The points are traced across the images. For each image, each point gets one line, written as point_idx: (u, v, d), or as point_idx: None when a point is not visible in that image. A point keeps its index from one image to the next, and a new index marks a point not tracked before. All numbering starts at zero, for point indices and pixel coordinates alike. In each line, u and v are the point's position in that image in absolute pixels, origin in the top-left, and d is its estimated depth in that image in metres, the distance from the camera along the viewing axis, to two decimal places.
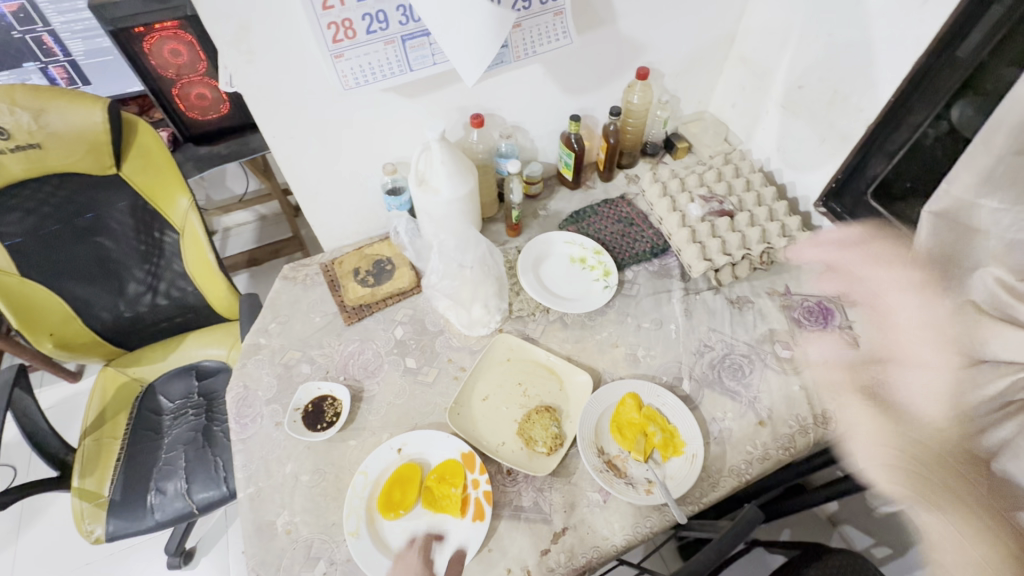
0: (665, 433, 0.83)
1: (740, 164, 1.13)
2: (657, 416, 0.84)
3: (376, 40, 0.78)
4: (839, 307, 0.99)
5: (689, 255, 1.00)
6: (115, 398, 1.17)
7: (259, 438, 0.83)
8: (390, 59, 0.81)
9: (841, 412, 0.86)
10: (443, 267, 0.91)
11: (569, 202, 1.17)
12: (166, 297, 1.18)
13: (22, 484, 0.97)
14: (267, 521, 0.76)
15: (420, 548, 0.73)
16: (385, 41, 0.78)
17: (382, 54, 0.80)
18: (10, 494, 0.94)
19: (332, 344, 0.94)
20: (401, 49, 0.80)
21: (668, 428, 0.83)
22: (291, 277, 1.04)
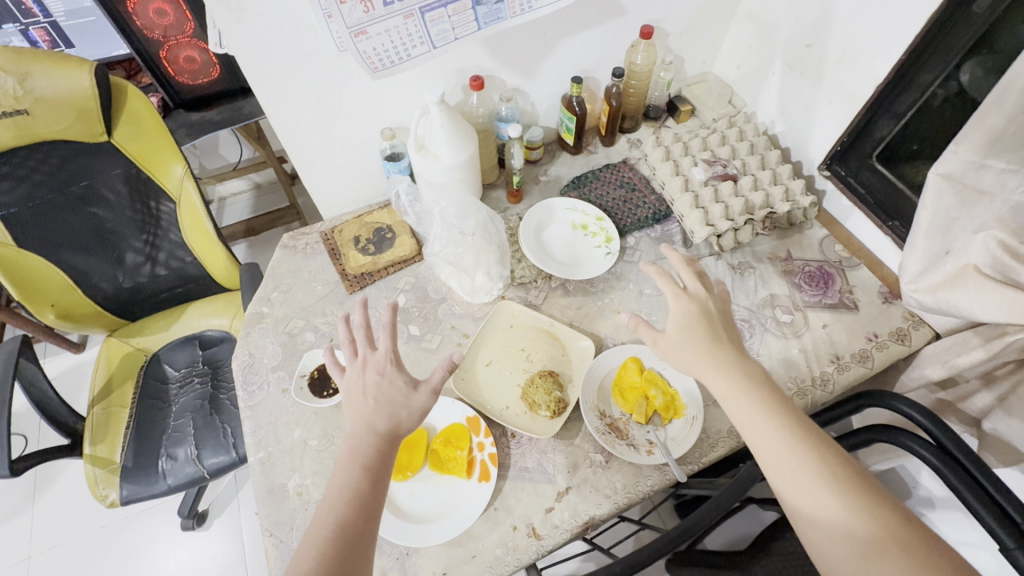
0: (666, 397, 0.84)
1: (744, 127, 1.11)
2: (659, 379, 0.85)
3: (394, 13, 0.76)
4: (840, 271, 1.00)
5: (691, 221, 0.99)
6: (120, 368, 1.18)
7: (267, 404, 0.85)
8: (411, 33, 0.80)
9: (838, 373, 0.88)
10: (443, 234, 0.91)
11: (570, 167, 1.15)
12: (165, 267, 1.18)
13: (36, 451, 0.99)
14: (278, 484, 0.78)
15: (387, 353, 0.70)
16: (403, 14, 0.77)
17: (402, 28, 0.79)
18: (25, 460, 0.96)
19: (335, 313, 0.94)
20: (421, 22, 0.79)
21: (669, 392, 0.84)
22: (291, 246, 1.03)
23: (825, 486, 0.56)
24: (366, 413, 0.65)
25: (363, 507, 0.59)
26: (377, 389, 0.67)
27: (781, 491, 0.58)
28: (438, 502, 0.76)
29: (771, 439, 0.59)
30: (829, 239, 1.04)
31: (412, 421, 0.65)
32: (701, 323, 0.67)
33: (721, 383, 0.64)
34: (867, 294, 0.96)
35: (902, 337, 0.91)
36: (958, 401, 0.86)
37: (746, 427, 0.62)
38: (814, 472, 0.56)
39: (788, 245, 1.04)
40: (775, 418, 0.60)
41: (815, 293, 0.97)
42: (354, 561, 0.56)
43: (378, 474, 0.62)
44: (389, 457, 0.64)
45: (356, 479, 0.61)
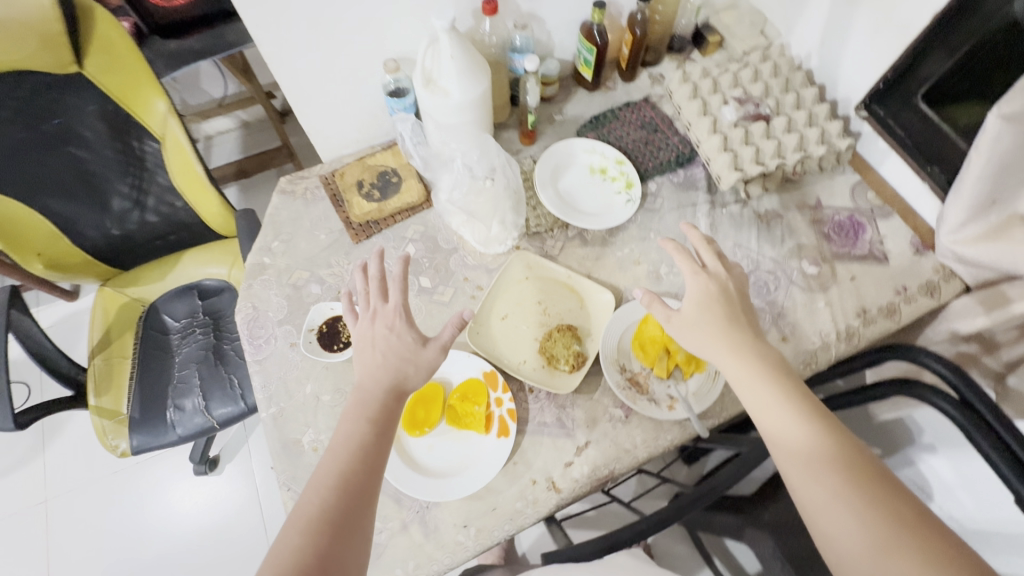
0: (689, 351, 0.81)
1: (779, 61, 1.02)
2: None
3: None
4: (871, 221, 0.95)
5: (719, 165, 0.93)
6: (118, 319, 1.14)
7: (276, 358, 0.82)
8: None
9: (864, 328, 0.85)
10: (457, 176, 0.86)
11: (587, 106, 1.06)
12: (155, 214, 1.11)
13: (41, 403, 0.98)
14: (293, 439, 0.76)
15: (396, 307, 0.67)
16: None
17: None
18: (31, 413, 0.95)
19: (341, 264, 0.89)
20: None
21: None
22: (290, 191, 0.96)
23: (838, 474, 0.53)
24: (373, 368, 0.64)
25: (365, 465, 0.57)
26: (386, 344, 0.65)
27: (792, 478, 0.55)
28: (457, 457, 0.75)
29: (784, 425, 0.57)
30: (861, 185, 0.99)
31: (419, 382, 0.64)
32: (720, 302, 0.65)
33: (734, 365, 0.62)
34: (898, 245, 0.92)
35: (931, 290, 0.88)
36: (982, 355, 0.85)
37: (759, 411, 0.59)
38: (827, 461, 0.54)
39: (817, 192, 0.98)
40: (788, 404, 0.58)
41: (844, 244, 0.92)
42: (354, 518, 0.54)
43: (382, 432, 0.60)
44: (396, 412, 0.62)
45: (362, 430, 0.59)
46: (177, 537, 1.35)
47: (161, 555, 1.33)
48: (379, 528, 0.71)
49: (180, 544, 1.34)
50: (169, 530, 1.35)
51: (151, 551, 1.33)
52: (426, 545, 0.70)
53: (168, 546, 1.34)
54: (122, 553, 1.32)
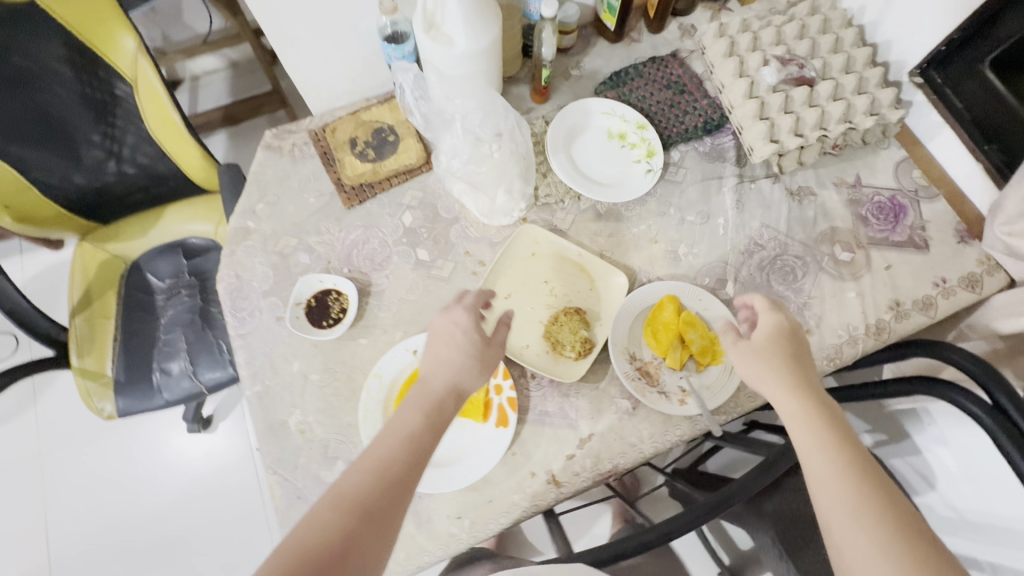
0: (704, 341, 0.75)
1: (828, 16, 0.89)
2: (697, 321, 0.75)
3: None
4: (914, 203, 0.86)
5: (751, 134, 0.83)
6: (99, 277, 1.07)
7: (260, 333, 0.76)
8: None
9: (896, 322, 0.79)
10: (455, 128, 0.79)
11: (607, 60, 0.95)
12: (132, 164, 1.02)
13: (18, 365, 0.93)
14: (279, 421, 0.72)
15: (467, 305, 0.65)
16: None
17: None
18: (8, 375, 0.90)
19: (331, 231, 0.82)
20: None
21: (708, 335, 0.75)
22: (276, 146, 0.87)
23: (886, 529, 0.47)
24: (435, 362, 0.60)
25: (408, 460, 0.52)
26: (455, 341, 0.61)
27: (831, 523, 0.50)
28: (452, 446, 0.71)
29: (834, 468, 0.51)
30: (906, 162, 0.89)
31: (477, 379, 0.60)
32: (794, 342, 0.61)
33: (787, 400, 0.57)
34: (940, 232, 0.84)
35: (972, 283, 0.80)
36: (1018, 355, 0.78)
37: (805, 448, 0.54)
38: (875, 514, 0.48)
39: (858, 167, 0.88)
40: (840, 448, 0.52)
41: (882, 228, 0.84)
42: (383, 516, 0.48)
43: (427, 435, 0.54)
44: (448, 411, 0.57)
45: (413, 418, 0.55)
46: (176, 488, 1.35)
47: (161, 505, 1.33)
48: None
49: (179, 495, 1.34)
50: (168, 482, 1.35)
51: (150, 501, 1.33)
52: (417, 536, 0.67)
53: (168, 497, 1.34)
54: (122, 502, 1.33)
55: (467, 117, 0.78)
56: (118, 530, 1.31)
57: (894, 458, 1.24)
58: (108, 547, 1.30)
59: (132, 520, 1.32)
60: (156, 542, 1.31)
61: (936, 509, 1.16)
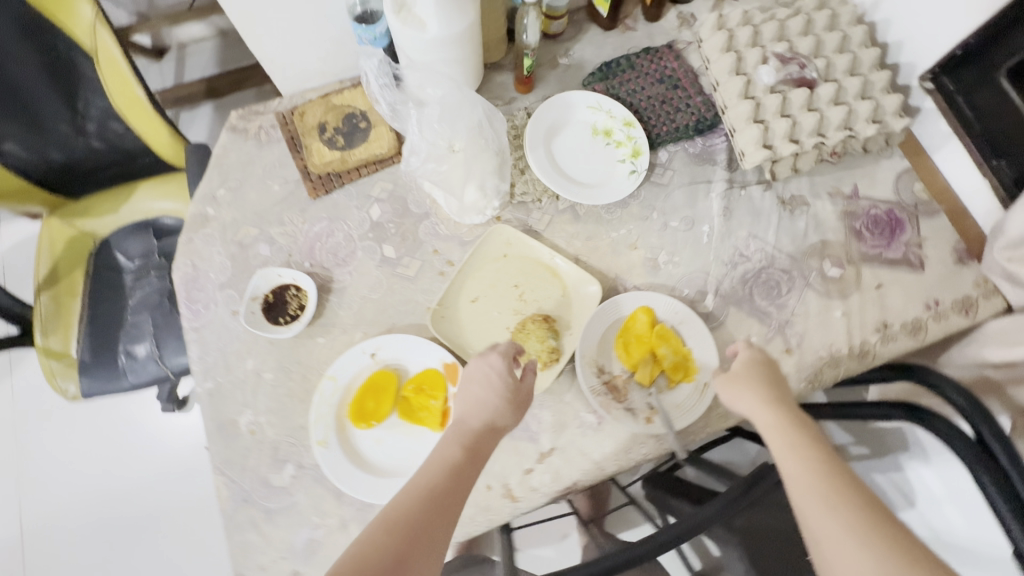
0: (677, 356, 0.71)
1: (838, 10, 0.83)
2: (671, 336, 0.72)
3: None
4: (913, 218, 0.81)
5: (744, 138, 0.78)
6: (66, 254, 1.04)
7: (215, 327, 0.73)
8: None
9: (881, 345, 0.75)
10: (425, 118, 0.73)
11: (598, 49, 0.89)
12: (98, 139, 0.97)
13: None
14: (230, 420, 0.70)
15: (505, 351, 0.65)
16: None
17: None
18: None
19: (294, 222, 0.78)
20: None
21: (681, 351, 0.72)
22: (241, 129, 0.83)
23: (853, 511, 0.51)
24: (473, 405, 0.61)
25: (450, 488, 0.54)
26: (490, 382, 0.62)
27: (806, 512, 0.53)
28: (407, 454, 0.68)
29: (803, 464, 0.55)
30: (909, 173, 0.84)
31: (512, 421, 0.61)
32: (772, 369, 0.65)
33: (765, 413, 0.61)
34: (938, 250, 0.79)
35: (967, 307, 0.76)
36: (1008, 385, 0.74)
37: (778, 452, 0.57)
38: (843, 497, 0.52)
39: (856, 177, 0.83)
40: (807, 445, 0.57)
41: (875, 244, 0.79)
42: (427, 540, 0.50)
43: (467, 467, 0.56)
44: (485, 445, 0.59)
45: (452, 450, 0.57)
46: (151, 466, 1.25)
47: (134, 483, 1.24)
48: (316, 524, 0.66)
49: (154, 473, 1.25)
50: (142, 460, 1.25)
51: (124, 479, 1.24)
52: None
53: (143, 473, 1.25)
54: (94, 479, 1.24)
55: (436, 111, 0.72)
56: (89, 506, 1.23)
57: (875, 473, 1.20)
58: (79, 524, 1.22)
59: (104, 497, 1.23)
60: (126, 521, 1.22)
61: (915, 526, 1.13)
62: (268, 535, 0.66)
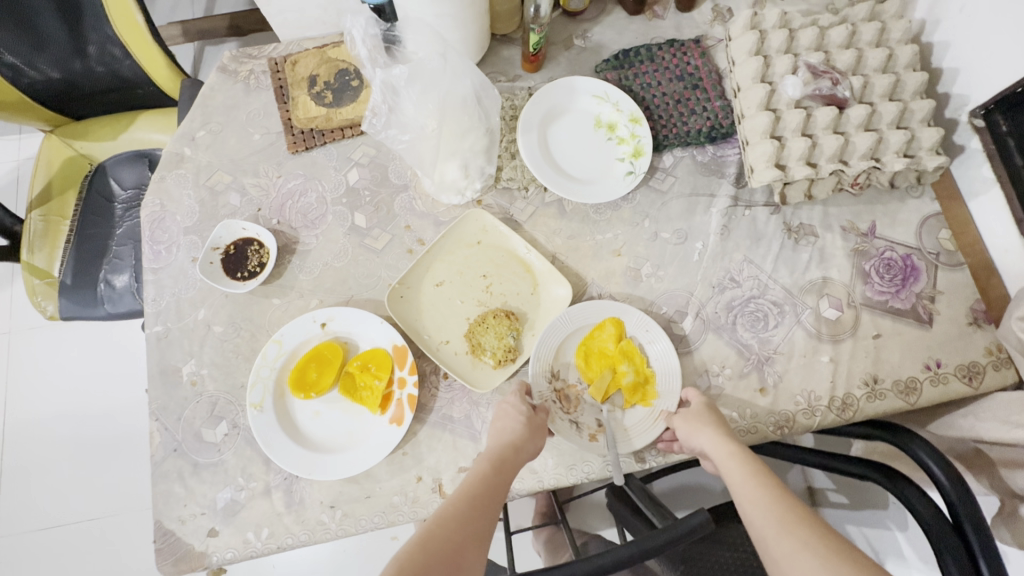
0: (637, 377, 0.66)
1: (889, 25, 0.74)
2: (635, 354, 0.67)
3: None
4: (931, 268, 0.73)
5: (755, 153, 0.72)
6: (62, 172, 1.05)
7: (174, 272, 0.72)
8: None
9: (867, 401, 0.68)
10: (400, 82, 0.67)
11: (619, 34, 0.83)
12: (99, 65, 0.95)
13: None
14: (173, 367, 0.69)
15: (519, 388, 0.66)
16: None
17: None
18: None
19: (269, 175, 0.76)
20: None
21: (643, 372, 0.67)
22: (231, 71, 0.80)
23: (815, 534, 0.49)
24: (497, 431, 0.61)
25: (483, 500, 0.54)
26: (513, 412, 0.62)
27: (765, 538, 0.51)
28: (344, 432, 0.66)
29: (759, 491, 0.54)
30: (938, 218, 0.75)
31: (536, 448, 0.60)
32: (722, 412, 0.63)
33: (722, 445, 0.58)
34: (951, 308, 0.71)
35: (971, 375, 0.69)
36: (999, 465, 0.67)
37: (735, 485, 0.56)
38: (799, 521, 0.50)
39: (876, 213, 0.75)
40: (762, 472, 0.55)
41: (882, 290, 0.72)
42: (464, 544, 0.49)
43: (495, 481, 0.56)
44: (515, 462, 0.58)
45: (480, 469, 0.57)
46: (131, 396, 1.26)
47: (111, 409, 1.25)
48: (240, 485, 0.65)
49: (132, 403, 1.26)
50: (122, 388, 1.27)
51: (103, 403, 1.26)
52: (284, 516, 0.64)
53: (121, 401, 1.26)
54: (75, 398, 1.26)
55: (405, 74, 0.66)
56: (65, 422, 1.24)
57: (849, 524, 1.15)
58: (52, 438, 1.23)
59: (82, 418, 1.25)
60: (98, 444, 1.23)
61: None
62: (191, 489, 0.65)
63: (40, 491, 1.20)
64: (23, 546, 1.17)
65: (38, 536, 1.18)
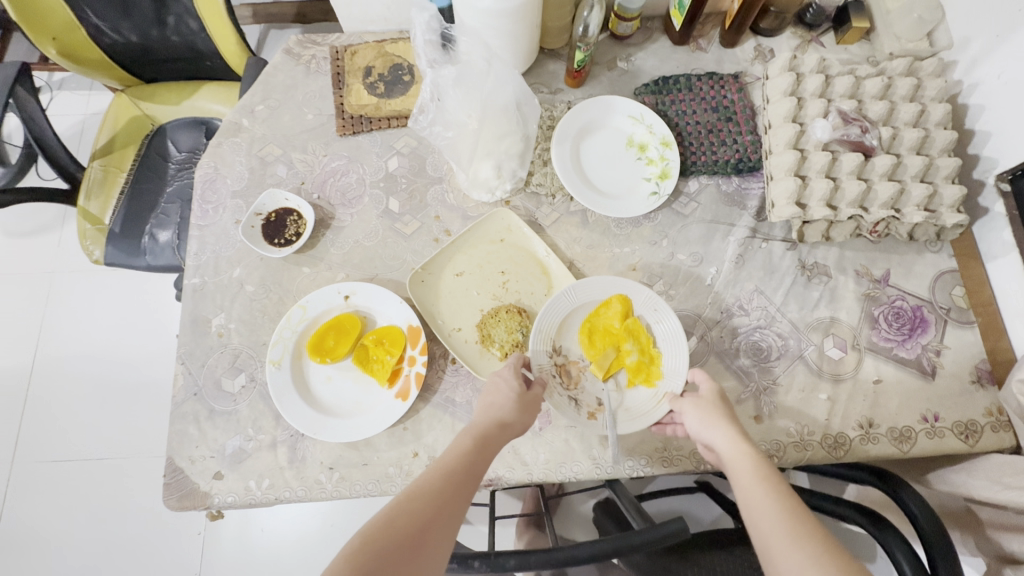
0: (642, 357, 0.68)
1: (925, 82, 0.77)
2: (641, 332, 0.69)
3: None
4: (940, 322, 0.74)
5: (779, 189, 0.74)
6: (126, 129, 1.13)
7: (217, 231, 0.77)
8: None
9: (860, 443, 0.69)
10: (453, 81, 0.72)
11: (662, 61, 0.86)
12: (175, 35, 1.03)
13: (44, 193, 0.99)
14: (203, 318, 0.74)
15: (516, 359, 0.67)
16: None
17: None
18: (30, 195, 0.96)
19: (315, 153, 0.81)
20: None
21: (649, 352, 0.69)
22: (295, 54, 0.86)
23: (824, 551, 0.46)
24: (487, 406, 0.62)
25: (464, 477, 0.54)
26: (504, 388, 0.63)
27: (772, 548, 0.48)
28: (352, 400, 0.70)
29: (769, 498, 0.51)
30: (954, 274, 0.76)
31: (523, 425, 0.61)
32: (732, 411, 0.62)
33: (731, 447, 0.57)
34: (956, 364, 0.72)
35: (968, 433, 0.69)
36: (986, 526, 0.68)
37: (743, 489, 0.54)
38: (810, 535, 0.48)
39: (891, 262, 0.77)
40: (773, 479, 0.53)
41: (889, 337, 0.73)
42: (439, 521, 0.50)
43: (478, 457, 0.57)
44: (499, 440, 0.59)
45: (465, 445, 0.57)
46: (157, 346, 1.33)
47: (136, 356, 1.32)
48: (249, 436, 0.69)
49: (155, 352, 1.33)
50: (149, 337, 1.34)
51: (129, 349, 1.32)
52: (286, 470, 0.68)
53: (146, 351, 1.33)
54: (105, 340, 1.33)
55: (455, 76, 0.70)
56: (93, 362, 1.31)
57: None
58: (78, 376, 1.30)
59: (108, 360, 1.31)
60: (119, 387, 1.30)
61: None
62: (204, 432, 0.69)
63: (60, 424, 1.27)
64: (37, 476, 1.23)
65: (52, 467, 1.24)
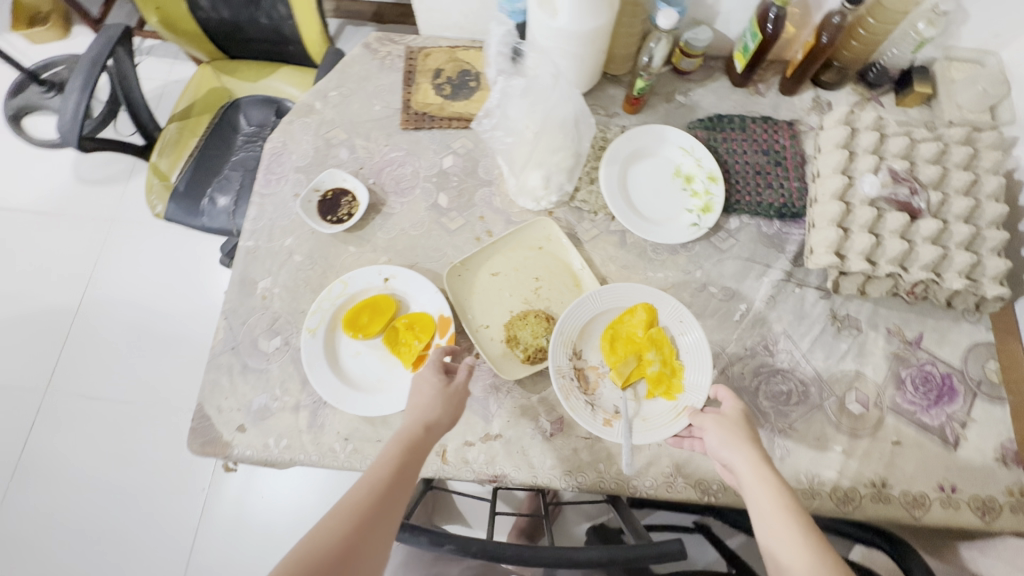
0: (664, 369, 0.70)
1: (981, 153, 0.77)
2: (665, 343, 0.70)
3: None
4: (970, 394, 0.73)
5: (818, 237, 0.75)
6: (204, 99, 1.22)
7: (276, 201, 0.82)
8: None
9: (871, 502, 0.68)
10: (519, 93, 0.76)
11: (719, 100, 0.89)
12: (265, 17, 1.09)
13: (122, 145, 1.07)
14: (251, 279, 0.78)
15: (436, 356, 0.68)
16: None
17: None
18: (109, 145, 1.03)
19: (377, 142, 0.86)
20: None
21: (671, 364, 0.70)
22: (373, 49, 0.92)
23: None
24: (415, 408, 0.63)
25: (394, 483, 0.54)
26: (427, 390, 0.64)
27: None
28: (375, 376, 0.73)
29: (790, 528, 0.51)
30: (990, 348, 0.75)
31: (449, 421, 0.62)
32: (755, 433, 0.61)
33: (751, 472, 0.56)
34: (981, 438, 0.70)
35: (985, 510, 0.67)
36: None
37: (761, 514, 0.53)
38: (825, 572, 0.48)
39: (925, 326, 0.76)
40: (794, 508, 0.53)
41: (914, 401, 0.72)
42: (372, 530, 0.51)
43: (408, 462, 0.57)
44: (428, 442, 0.60)
45: (393, 452, 0.57)
46: (196, 305, 1.40)
47: (175, 310, 1.39)
48: (275, 396, 0.72)
49: (193, 310, 1.39)
50: (190, 295, 1.40)
51: (170, 303, 1.39)
52: (304, 434, 0.71)
53: (185, 306, 1.39)
54: (149, 291, 1.40)
55: (521, 90, 0.77)
56: (135, 311, 1.38)
57: None
58: (119, 321, 1.37)
59: (149, 311, 1.38)
60: (155, 338, 1.36)
61: None
62: (235, 385, 0.73)
63: (96, 364, 1.34)
64: (67, 410, 1.30)
65: (82, 403, 1.30)
